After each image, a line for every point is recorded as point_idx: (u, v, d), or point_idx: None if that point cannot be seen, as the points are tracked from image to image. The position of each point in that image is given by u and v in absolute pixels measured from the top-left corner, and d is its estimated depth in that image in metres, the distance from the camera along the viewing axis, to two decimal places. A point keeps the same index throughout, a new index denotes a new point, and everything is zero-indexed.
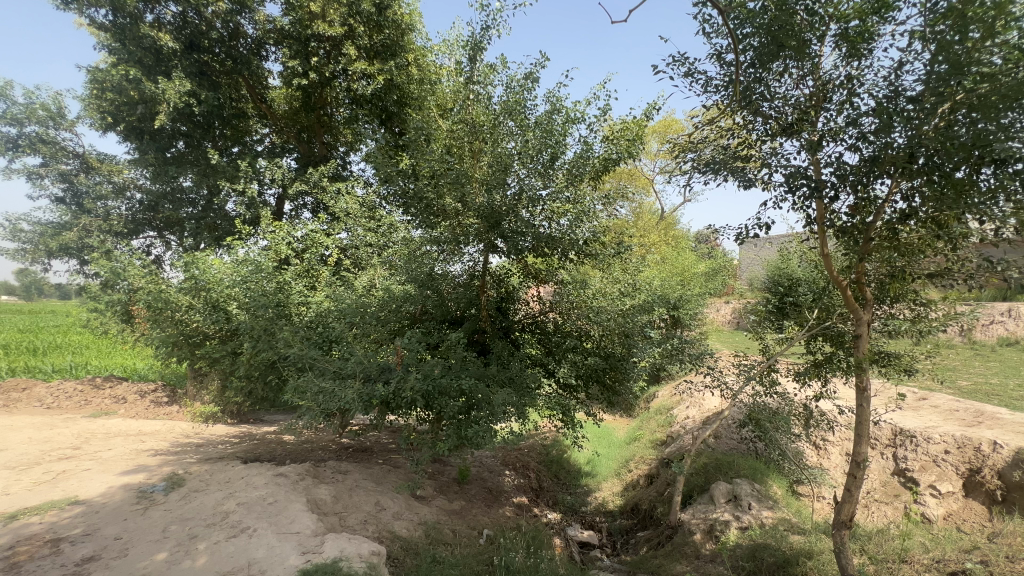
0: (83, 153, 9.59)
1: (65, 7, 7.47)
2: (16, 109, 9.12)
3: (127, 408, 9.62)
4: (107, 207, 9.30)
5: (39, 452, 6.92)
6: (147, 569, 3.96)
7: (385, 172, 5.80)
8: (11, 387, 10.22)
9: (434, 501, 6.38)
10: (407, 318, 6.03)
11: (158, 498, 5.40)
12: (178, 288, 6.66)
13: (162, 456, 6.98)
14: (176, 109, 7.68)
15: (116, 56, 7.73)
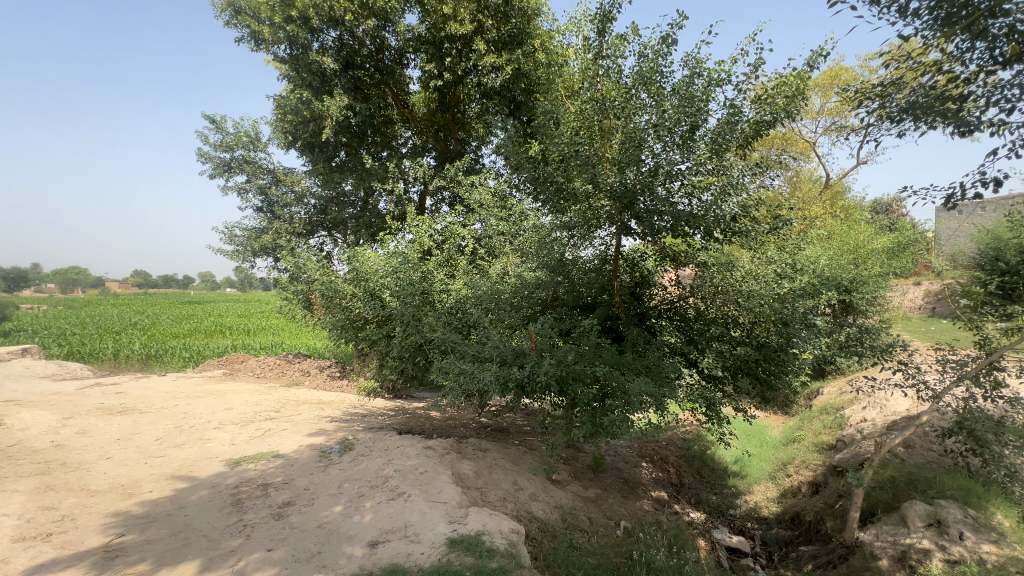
0: (273, 169, 11.54)
1: (256, 47, 8.94)
2: (229, 138, 11.33)
3: (311, 380, 11.52)
4: (291, 213, 11.11)
5: (253, 413, 8.63)
6: (328, 519, 4.64)
7: (516, 160, 5.85)
8: (235, 359, 12.94)
9: (569, 486, 6.40)
10: (539, 305, 6.06)
11: (334, 458, 6.34)
12: (344, 279, 7.64)
13: (337, 423, 8.18)
14: (337, 123, 8.77)
15: (293, 83, 9.05)
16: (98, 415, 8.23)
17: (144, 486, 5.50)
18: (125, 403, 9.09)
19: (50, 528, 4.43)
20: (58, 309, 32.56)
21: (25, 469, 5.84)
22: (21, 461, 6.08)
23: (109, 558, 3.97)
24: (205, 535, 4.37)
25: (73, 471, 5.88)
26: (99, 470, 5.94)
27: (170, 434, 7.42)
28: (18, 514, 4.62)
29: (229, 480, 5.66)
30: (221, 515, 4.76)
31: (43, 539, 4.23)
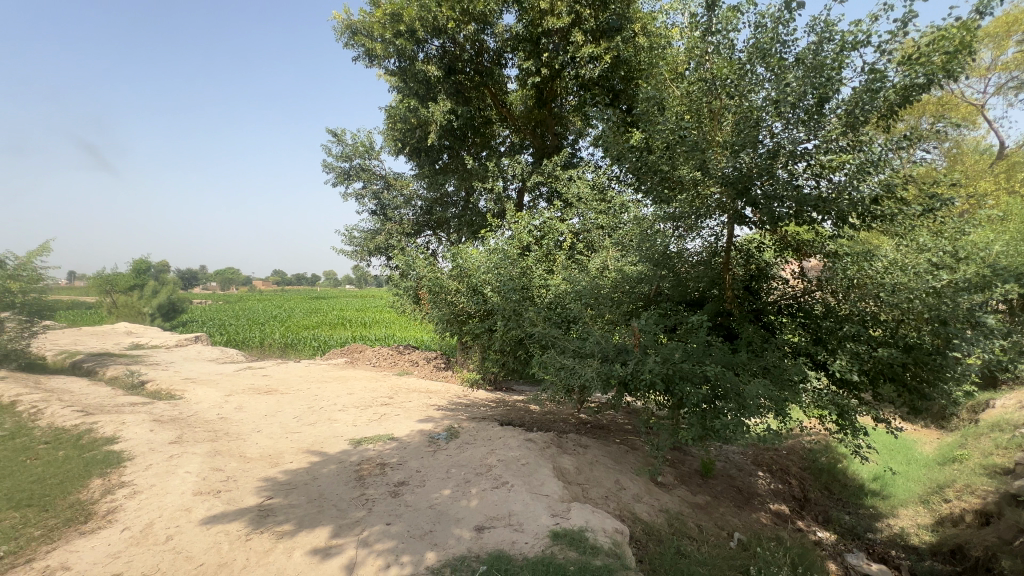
0: (385, 174, 12.51)
1: (370, 63, 9.71)
2: (348, 149, 12.51)
3: (420, 370, 12.36)
4: (401, 215, 11.97)
5: (371, 398, 9.49)
6: (438, 501, 4.94)
7: (617, 151, 5.68)
8: (355, 349, 14.32)
9: (675, 490, 6.11)
10: (642, 300, 5.84)
11: (442, 444, 6.73)
12: (448, 275, 8.05)
13: (443, 411, 8.67)
14: (442, 127, 9.24)
15: (401, 93, 9.70)
16: (250, 394, 9.64)
17: (286, 457, 6.33)
18: (270, 385, 10.53)
19: (218, 486, 5.28)
20: (217, 304, 37.46)
21: (199, 436, 7.03)
22: (196, 429, 7.33)
23: (262, 516, 4.64)
24: (335, 505, 4.90)
25: (233, 440, 6.96)
26: (252, 441, 6.96)
27: (305, 413, 8.44)
28: (196, 473, 5.58)
29: (352, 457, 6.29)
30: (347, 488, 5.31)
31: (214, 495, 5.07)
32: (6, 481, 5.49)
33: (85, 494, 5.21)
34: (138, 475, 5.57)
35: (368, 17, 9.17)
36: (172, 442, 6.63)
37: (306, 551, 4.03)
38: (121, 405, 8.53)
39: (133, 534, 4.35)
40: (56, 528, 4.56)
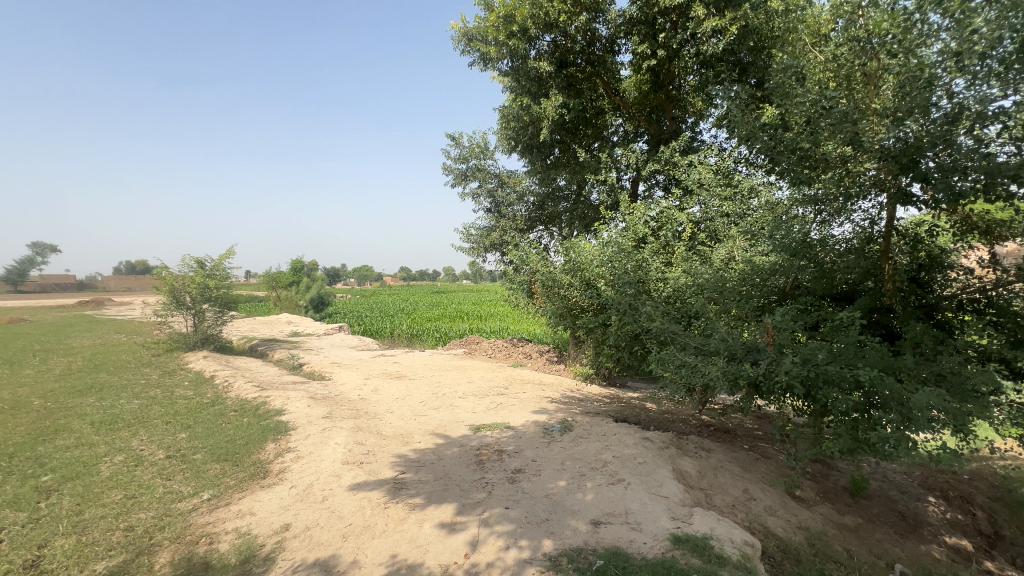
0: (499, 173, 12.96)
1: (485, 66, 10.09)
2: (465, 151, 13.18)
3: (533, 362, 12.65)
4: (514, 211, 12.35)
5: (488, 387, 9.97)
6: (554, 491, 5.03)
7: (745, 131, 5.15)
8: (472, 340, 15.16)
9: (817, 507, 5.44)
10: (775, 293, 5.28)
11: (556, 436, 6.82)
12: (561, 269, 8.08)
13: (557, 404, 8.77)
14: (554, 122, 9.28)
15: (514, 93, 9.92)
16: (384, 379, 10.74)
17: (415, 437, 6.95)
18: (400, 371, 11.62)
19: (361, 458, 6.00)
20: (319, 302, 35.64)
21: (345, 413, 8.05)
22: (342, 407, 8.39)
23: (397, 488, 5.16)
24: (459, 485, 5.26)
25: (372, 419, 7.83)
26: (387, 420, 7.77)
27: (430, 398, 9.17)
28: (343, 445, 6.41)
29: (472, 442, 6.68)
30: (469, 470, 5.66)
31: (358, 465, 5.77)
32: (210, 439, 6.86)
33: (263, 455, 6.29)
34: (301, 443, 6.57)
35: (483, 23, 9.52)
36: (324, 416, 7.69)
37: (435, 523, 4.39)
38: (286, 383, 10.10)
39: (298, 492, 5.14)
40: (244, 480, 5.58)
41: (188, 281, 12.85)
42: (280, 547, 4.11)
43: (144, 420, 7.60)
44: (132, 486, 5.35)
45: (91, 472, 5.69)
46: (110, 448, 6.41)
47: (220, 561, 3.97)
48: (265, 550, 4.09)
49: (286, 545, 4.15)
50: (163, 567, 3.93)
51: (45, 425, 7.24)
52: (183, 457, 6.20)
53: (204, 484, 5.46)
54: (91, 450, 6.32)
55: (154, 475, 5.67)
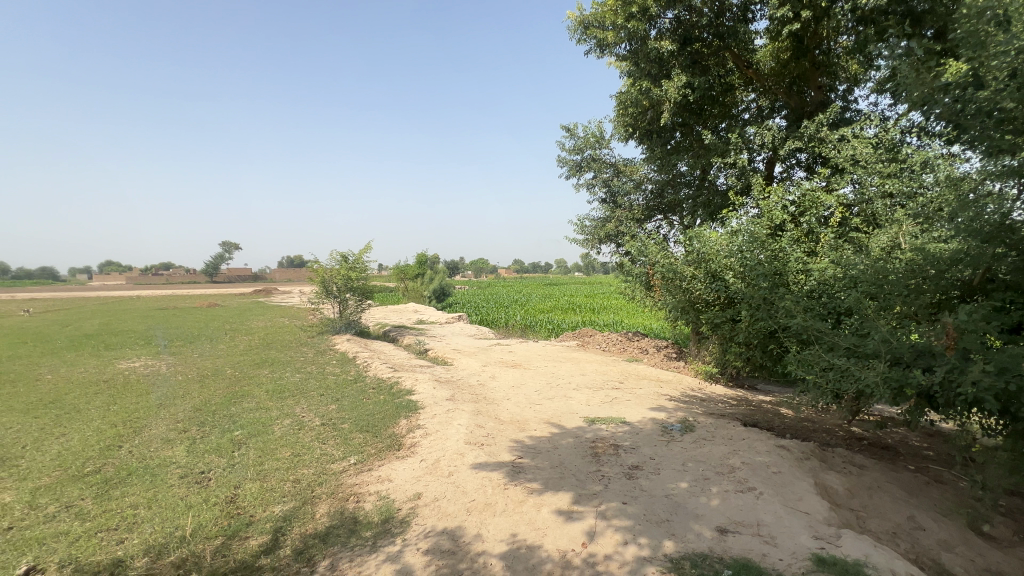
0: (615, 162, 12.59)
1: (602, 53, 9.85)
2: (579, 141, 13.03)
3: (649, 358, 12.18)
4: (631, 200, 11.94)
5: (602, 380, 9.85)
6: (675, 492, 4.82)
7: (918, 95, 4.46)
8: (586, 333, 15.07)
9: (1014, 549, 4.45)
10: (958, 288, 4.28)
11: (676, 436, 6.51)
12: (684, 260, 7.64)
13: (677, 402, 8.35)
14: (676, 104, 8.74)
15: (632, 78, 9.53)
16: (500, 367, 11.20)
17: (531, 425, 7.15)
18: (515, 360, 12.01)
19: (482, 440, 6.36)
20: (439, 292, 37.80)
21: (466, 397, 8.57)
22: (463, 391, 8.95)
23: (515, 472, 5.37)
24: (575, 475, 5.30)
25: (490, 404, 8.24)
26: (504, 406, 8.11)
27: (545, 388, 9.35)
28: (465, 426, 6.84)
29: (588, 434, 6.68)
30: (584, 462, 5.67)
31: (479, 446, 6.13)
32: (354, 411, 7.82)
33: (397, 429, 6.99)
34: (428, 421, 7.17)
35: (600, 8, 9.28)
36: (448, 399, 8.28)
37: (552, 509, 4.49)
38: (414, 366, 11.06)
39: (428, 465, 5.63)
40: (382, 449, 6.27)
41: (335, 273, 14.71)
42: (413, 513, 4.54)
43: (304, 392, 8.92)
44: (297, 446, 6.34)
45: (268, 431, 6.85)
46: (280, 413, 7.65)
47: (366, 518, 4.52)
48: (402, 513, 4.56)
49: (419, 511, 4.58)
50: (322, 516, 4.60)
51: (235, 390, 8.87)
52: (334, 425, 7.17)
53: (351, 450, 6.25)
54: (267, 413, 7.61)
55: (313, 438, 6.63)
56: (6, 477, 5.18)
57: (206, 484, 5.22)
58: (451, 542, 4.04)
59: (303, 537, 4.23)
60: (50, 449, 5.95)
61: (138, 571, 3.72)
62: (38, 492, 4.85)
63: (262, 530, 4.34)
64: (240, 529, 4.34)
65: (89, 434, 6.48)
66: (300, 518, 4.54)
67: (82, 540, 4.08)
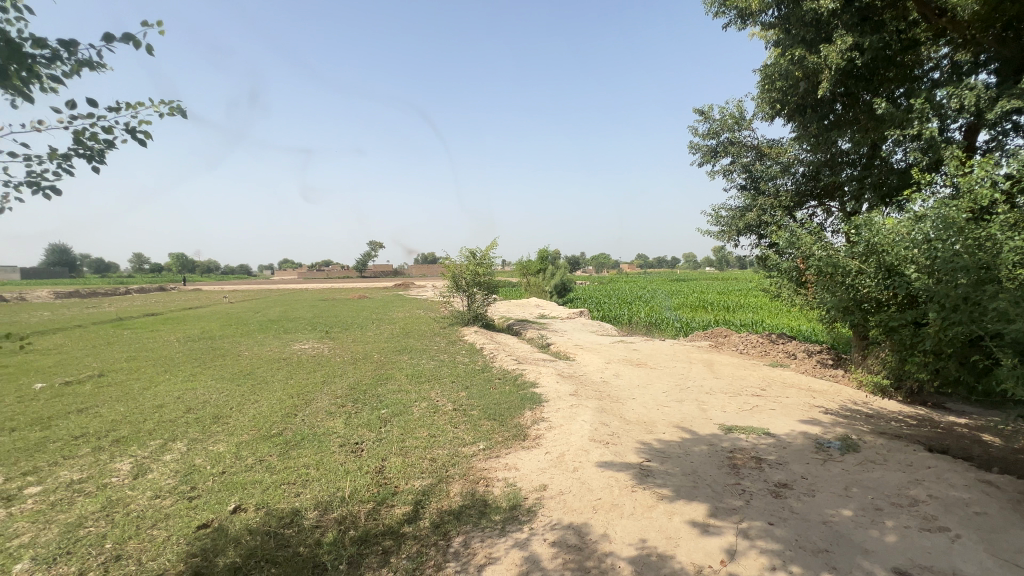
0: (757, 145, 11.30)
1: (744, 25, 8.91)
2: (715, 124, 11.93)
3: (798, 364, 10.76)
4: (777, 186, 10.62)
5: (740, 386, 8.96)
6: (835, 519, 4.17)
7: None
8: (720, 333, 13.86)
9: None
10: None
11: (835, 455, 5.64)
12: (847, 253, 6.57)
13: (835, 416, 7.24)
14: (839, 71, 7.53)
15: (781, 47, 8.46)
16: (624, 364, 10.86)
17: (659, 427, 6.80)
18: (640, 358, 11.54)
19: (607, 438, 6.23)
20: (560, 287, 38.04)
21: (590, 393, 8.48)
22: (587, 387, 8.87)
23: (643, 475, 5.15)
24: (710, 485, 4.91)
25: (614, 402, 8.03)
26: (629, 406, 7.84)
27: (673, 390, 8.82)
28: (589, 423, 6.76)
29: (724, 443, 6.14)
30: (721, 473, 5.21)
31: (604, 445, 6.01)
32: (482, 399, 8.24)
33: (522, 420, 7.19)
34: (552, 415, 7.24)
35: None
36: (571, 394, 8.28)
37: (685, 519, 4.21)
38: (538, 360, 11.28)
39: (553, 458, 5.69)
40: (509, 438, 6.49)
41: (465, 269, 15.65)
42: (539, 504, 4.62)
43: (438, 378, 9.67)
44: (433, 428, 6.88)
45: (408, 412, 7.55)
46: (418, 397, 8.38)
47: (495, 502, 4.72)
48: (528, 503, 4.67)
49: (545, 503, 4.64)
50: (455, 495, 4.92)
51: (381, 373, 9.96)
52: (465, 411, 7.63)
53: (480, 436, 6.59)
54: (407, 396, 8.40)
55: (446, 422, 7.14)
56: (220, 431, 6.50)
57: (360, 454, 5.94)
58: (576, 537, 4.02)
59: (439, 512, 4.57)
60: (248, 411, 7.30)
61: (311, 521, 4.36)
62: (240, 446, 5.99)
63: (405, 501, 4.79)
64: (387, 497, 4.84)
65: (274, 402, 7.82)
66: (437, 494, 4.92)
67: (270, 489, 4.93)
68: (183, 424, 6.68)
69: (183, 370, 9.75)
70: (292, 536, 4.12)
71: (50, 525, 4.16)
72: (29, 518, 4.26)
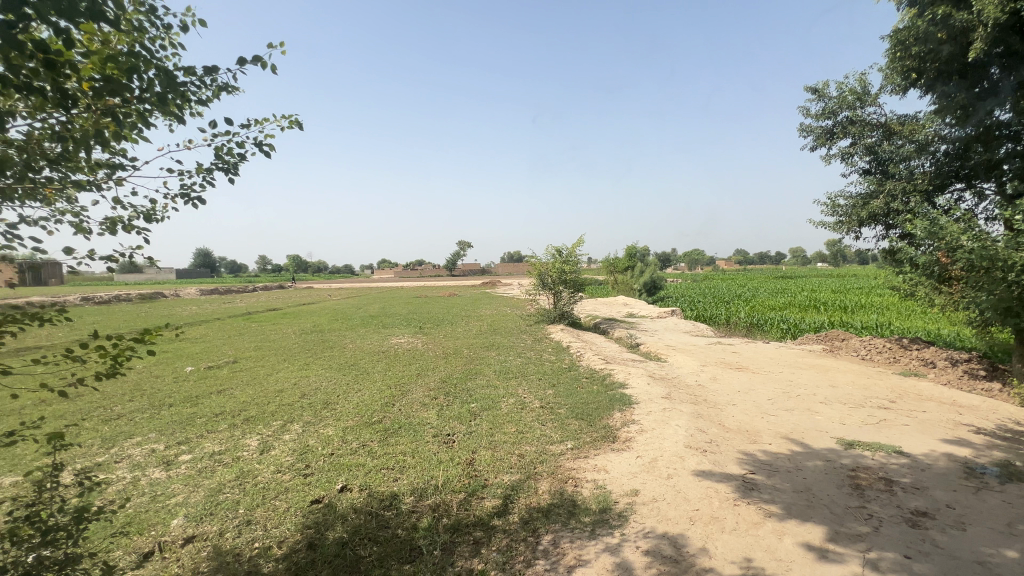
0: (885, 122, 9.90)
1: None
2: (832, 102, 10.64)
3: (937, 373, 9.26)
4: (912, 167, 9.24)
5: (863, 397, 7.91)
6: (994, 560, 3.50)
7: None
8: (835, 336, 12.37)
9: None
10: None
11: (992, 483, 4.75)
12: (1010, 244, 5.49)
13: (990, 437, 6.10)
14: (998, 28, 6.29)
15: (918, 7, 7.32)
16: (722, 368, 10.13)
17: (765, 438, 6.22)
18: (740, 362, 10.69)
19: (704, 445, 5.84)
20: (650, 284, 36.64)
21: (684, 397, 8.02)
22: (680, 391, 8.40)
23: (747, 488, 4.74)
24: (827, 506, 4.38)
25: (712, 408, 7.51)
26: (728, 412, 7.29)
27: (780, 397, 8.04)
28: (684, 428, 6.40)
29: (844, 460, 5.45)
30: (841, 493, 4.63)
31: (701, 452, 5.64)
32: (569, 398, 8.16)
33: (612, 421, 7.00)
34: (643, 417, 6.96)
35: None
36: (664, 397, 7.90)
37: (797, 542, 3.80)
38: (626, 360, 10.92)
39: (645, 463, 5.45)
40: (598, 439, 6.35)
41: (551, 267, 15.66)
42: (631, 509, 4.45)
43: (525, 375, 9.76)
44: (521, 424, 6.95)
45: (496, 407, 7.70)
46: (506, 392, 8.53)
47: (584, 503, 4.63)
48: (619, 507, 4.51)
49: (637, 509, 4.46)
50: (544, 493, 4.90)
51: (470, 368, 10.29)
52: (552, 409, 7.60)
53: (568, 435, 6.52)
54: (495, 391, 8.58)
55: (534, 419, 7.17)
56: (330, 416, 7.12)
57: (452, 445, 6.18)
58: (672, 548, 3.81)
59: (528, 508, 4.58)
60: (353, 399, 7.95)
61: (408, 506, 4.61)
62: (347, 430, 6.53)
63: (494, 494, 4.88)
64: (478, 489, 4.97)
65: (375, 392, 8.42)
66: (525, 490, 4.95)
67: (372, 472, 5.30)
68: (300, 408, 7.44)
69: (299, 359, 10.87)
70: (391, 518, 4.37)
71: (197, 489, 4.85)
72: (182, 481, 5.00)
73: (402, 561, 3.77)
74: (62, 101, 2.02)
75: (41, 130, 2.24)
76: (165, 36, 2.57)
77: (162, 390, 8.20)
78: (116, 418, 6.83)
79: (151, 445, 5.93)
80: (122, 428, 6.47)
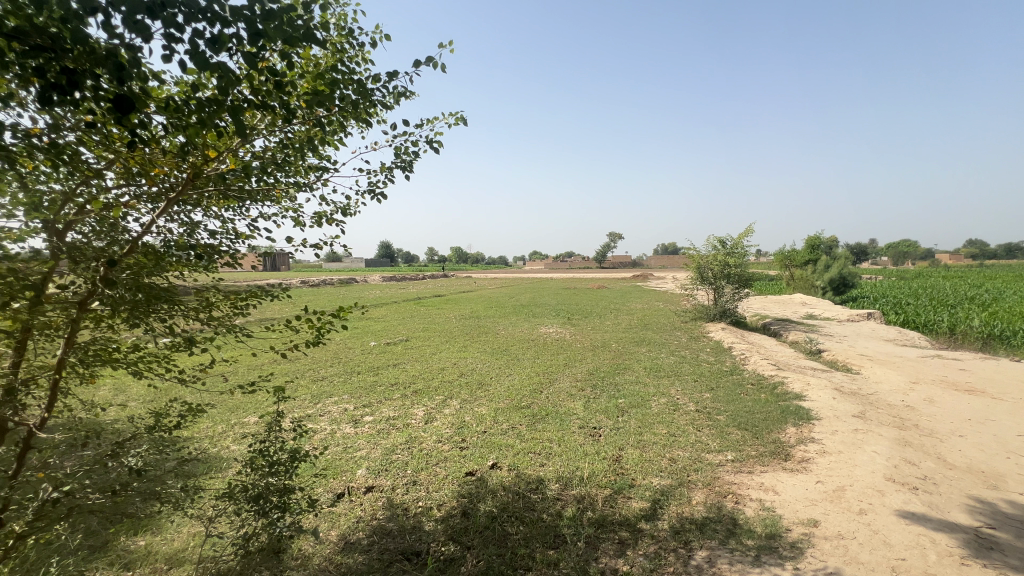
0: None
1: None
2: None
3: None
4: None
5: None
6: None
7: None
8: None
9: None
10: None
11: None
12: None
13: None
14: None
15: None
16: (942, 388, 8.06)
17: (1012, 484, 4.74)
18: (972, 382, 8.37)
19: (915, 482, 4.69)
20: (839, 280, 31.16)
21: (885, 418, 6.58)
22: (880, 410, 6.91)
23: (981, 545, 3.66)
24: None
25: (927, 436, 6.02)
26: (953, 444, 5.75)
27: None
28: (885, 457, 5.23)
29: None
30: None
31: (910, 489, 4.55)
32: (731, 404, 7.36)
33: (784, 436, 6.08)
34: (827, 437, 5.90)
35: None
36: (855, 415, 6.59)
37: None
38: (804, 367, 9.42)
39: (829, 491, 4.60)
40: (766, 454, 5.58)
41: (712, 260, 14.36)
42: (808, 541, 3.79)
43: (678, 374, 9.12)
44: (673, 426, 6.49)
45: (646, 405, 7.35)
46: (656, 391, 8.07)
47: (747, 524, 4.10)
48: (792, 536, 3.89)
49: (816, 542, 3.79)
50: (699, 504, 4.49)
51: (618, 362, 10.03)
52: (710, 414, 6.95)
53: (729, 445, 5.86)
54: (645, 388, 8.20)
55: (688, 422, 6.64)
56: (484, 396, 7.64)
57: (598, 439, 6.07)
58: None
59: (679, 518, 4.24)
60: (505, 382, 8.38)
61: (553, 493, 4.66)
62: (498, 411, 6.91)
63: (642, 496, 4.64)
64: (624, 488, 4.78)
65: (525, 377, 8.75)
66: (677, 498, 4.60)
67: (521, 454, 5.50)
68: (458, 386, 8.13)
69: (459, 342, 11.92)
70: (537, 501, 4.47)
71: (376, 446, 5.63)
72: (366, 438, 5.86)
73: (546, 546, 3.82)
74: (288, 116, 2.39)
75: (274, 143, 2.73)
76: (360, 54, 2.94)
77: (354, 360, 9.79)
78: (322, 379, 8.36)
79: (344, 405, 7.09)
80: (325, 387, 7.88)
